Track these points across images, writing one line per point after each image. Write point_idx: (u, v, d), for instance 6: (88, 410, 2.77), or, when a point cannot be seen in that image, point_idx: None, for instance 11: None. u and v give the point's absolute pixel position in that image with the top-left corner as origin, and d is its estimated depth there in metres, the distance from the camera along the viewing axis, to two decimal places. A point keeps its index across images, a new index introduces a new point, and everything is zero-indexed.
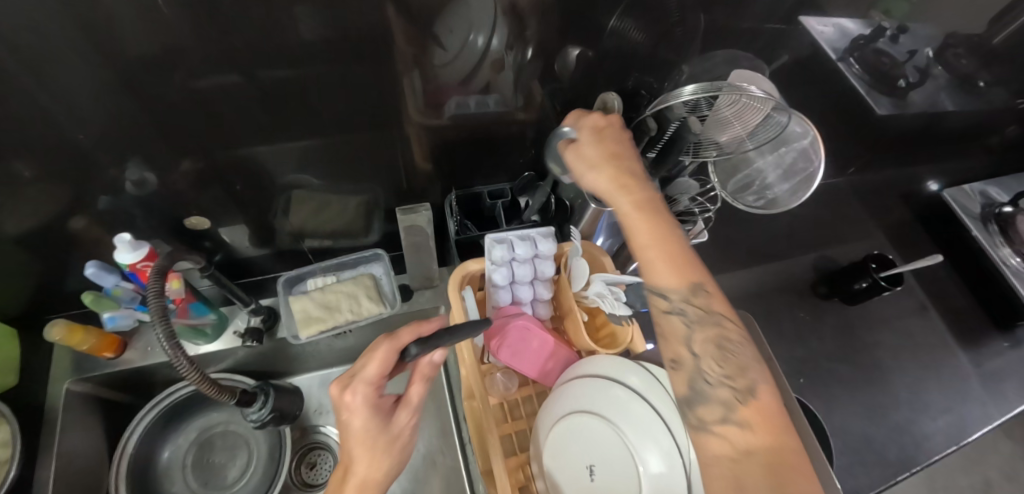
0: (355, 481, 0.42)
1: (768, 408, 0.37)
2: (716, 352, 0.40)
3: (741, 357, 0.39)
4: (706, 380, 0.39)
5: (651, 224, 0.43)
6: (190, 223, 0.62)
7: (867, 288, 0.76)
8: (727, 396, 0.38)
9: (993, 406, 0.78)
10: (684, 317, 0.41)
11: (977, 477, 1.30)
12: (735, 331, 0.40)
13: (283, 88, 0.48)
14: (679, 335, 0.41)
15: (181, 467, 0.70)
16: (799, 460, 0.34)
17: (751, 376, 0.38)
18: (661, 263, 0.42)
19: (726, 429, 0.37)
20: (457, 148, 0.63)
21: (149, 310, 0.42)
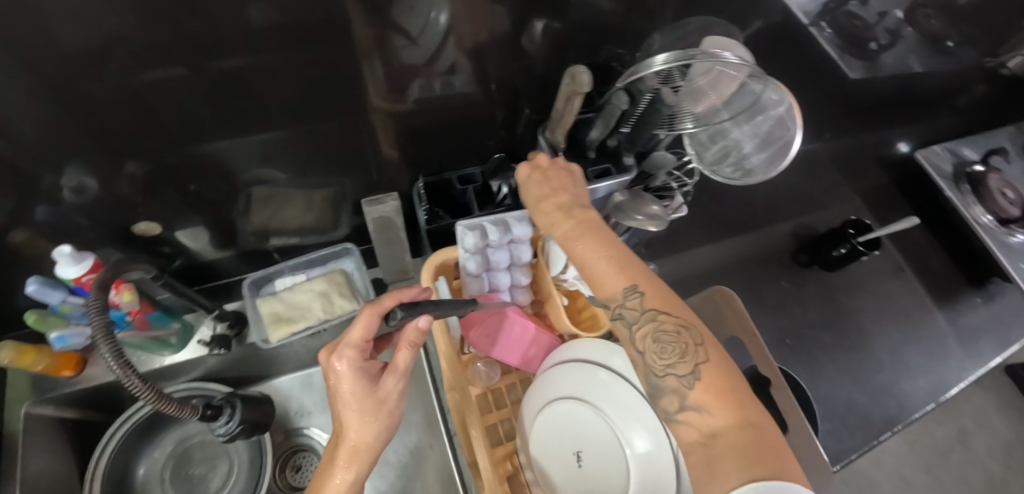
0: (347, 447, 0.40)
1: (723, 386, 0.35)
2: (654, 345, 0.39)
3: (682, 340, 0.38)
4: (655, 373, 0.38)
5: (586, 243, 0.44)
6: (139, 230, 0.58)
7: (846, 253, 0.77)
8: (676, 384, 0.37)
9: (970, 362, 0.80)
10: (622, 320, 0.41)
11: (953, 428, 1.35)
12: (672, 320, 0.39)
13: (235, 80, 0.44)
14: (625, 340, 0.40)
15: (159, 481, 0.68)
16: (763, 435, 0.33)
17: (694, 357, 0.37)
18: (599, 272, 0.42)
19: (686, 418, 0.36)
20: (423, 134, 0.60)
21: (92, 326, 0.39)
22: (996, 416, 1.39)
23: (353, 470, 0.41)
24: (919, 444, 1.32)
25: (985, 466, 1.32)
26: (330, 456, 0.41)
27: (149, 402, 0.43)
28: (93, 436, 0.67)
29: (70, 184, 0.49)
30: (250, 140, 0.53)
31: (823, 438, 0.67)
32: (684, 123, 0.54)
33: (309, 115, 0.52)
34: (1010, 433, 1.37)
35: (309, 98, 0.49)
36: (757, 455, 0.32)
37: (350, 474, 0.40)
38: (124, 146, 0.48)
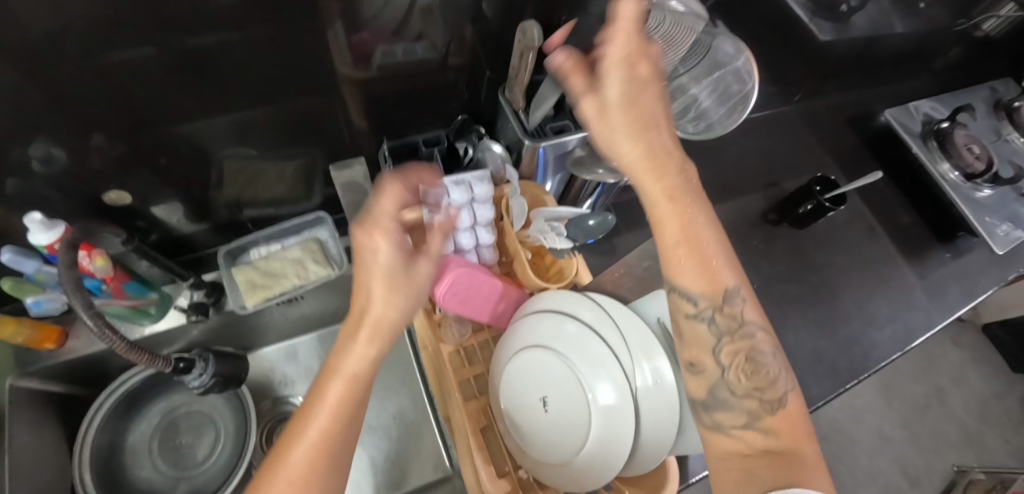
0: (371, 321, 0.39)
1: (796, 419, 0.39)
2: (745, 364, 0.41)
3: (771, 369, 0.41)
4: (731, 390, 0.40)
5: (683, 216, 0.42)
6: (109, 199, 0.57)
7: (813, 209, 0.78)
8: (752, 406, 0.40)
9: (936, 312, 0.83)
10: (711, 325, 0.41)
11: (929, 384, 1.40)
12: (766, 342, 0.42)
13: (205, 55, 0.45)
14: (704, 343, 0.41)
15: (146, 451, 0.70)
16: (816, 465, 0.37)
17: (781, 391, 0.40)
18: (692, 267, 0.42)
19: (747, 436, 0.39)
20: (389, 101, 0.61)
21: (64, 286, 0.41)
22: (969, 372, 1.44)
23: (376, 344, 0.40)
24: (897, 400, 1.37)
25: (959, 419, 1.37)
26: (349, 338, 0.39)
27: (121, 352, 0.45)
28: (78, 410, 0.68)
29: (38, 155, 0.49)
30: (222, 116, 0.54)
31: None
32: None
33: (279, 88, 0.53)
34: (983, 388, 1.42)
35: (278, 71, 0.51)
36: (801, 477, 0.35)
37: (374, 352, 0.40)
38: (97, 123, 0.49)
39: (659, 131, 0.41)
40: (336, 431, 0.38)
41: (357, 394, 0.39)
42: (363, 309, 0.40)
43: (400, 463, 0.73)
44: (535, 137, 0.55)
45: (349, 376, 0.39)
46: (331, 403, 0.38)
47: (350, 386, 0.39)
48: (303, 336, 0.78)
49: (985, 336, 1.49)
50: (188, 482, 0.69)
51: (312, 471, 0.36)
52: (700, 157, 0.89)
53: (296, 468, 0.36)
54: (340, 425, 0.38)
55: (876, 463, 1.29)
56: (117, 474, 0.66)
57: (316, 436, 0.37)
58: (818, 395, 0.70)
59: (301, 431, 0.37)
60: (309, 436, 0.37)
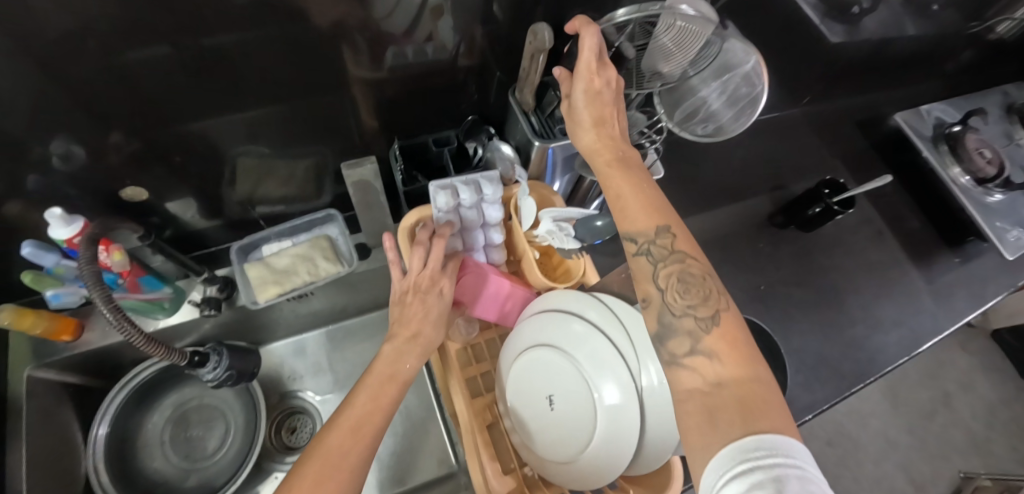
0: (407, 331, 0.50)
1: (738, 337, 0.36)
2: (679, 284, 0.39)
3: (707, 285, 0.38)
4: (672, 312, 0.38)
5: (623, 174, 0.44)
6: (126, 195, 0.59)
7: (821, 213, 0.78)
8: (692, 326, 0.37)
9: (943, 317, 0.82)
10: (649, 257, 0.40)
11: (936, 389, 1.39)
12: (698, 265, 0.39)
13: (217, 55, 0.46)
14: (645, 275, 0.40)
15: (158, 443, 0.71)
16: (766, 391, 0.33)
17: (716, 305, 0.38)
18: (632, 207, 0.42)
19: (694, 361, 0.36)
20: (400, 101, 0.61)
21: (87, 284, 0.42)
22: (978, 378, 1.43)
23: (413, 356, 0.49)
24: (903, 406, 1.36)
25: (966, 426, 1.36)
26: (391, 349, 0.49)
27: (140, 347, 0.46)
28: (93, 402, 0.69)
29: (58, 152, 0.50)
30: (235, 115, 0.55)
31: (794, 389, 0.70)
32: (651, 83, 0.57)
33: (289, 88, 0.54)
34: (991, 394, 1.41)
35: (289, 71, 0.51)
36: (756, 409, 0.31)
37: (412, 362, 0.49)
38: (115, 121, 0.50)
39: (614, 123, 0.46)
40: (371, 423, 0.44)
41: (392, 395, 0.46)
42: (403, 327, 0.50)
43: (406, 459, 0.74)
44: (544, 137, 0.56)
45: (389, 378, 0.47)
46: (367, 395, 0.45)
47: (389, 386, 0.46)
48: (311, 332, 0.80)
49: (994, 342, 1.48)
50: (198, 474, 0.71)
51: (350, 452, 0.41)
52: (707, 160, 0.89)
53: (333, 448, 0.41)
54: (375, 416, 0.44)
55: (881, 469, 1.29)
56: (130, 465, 0.68)
57: (353, 425, 0.43)
58: (823, 399, 0.70)
59: (342, 420, 0.43)
60: (349, 423, 0.43)
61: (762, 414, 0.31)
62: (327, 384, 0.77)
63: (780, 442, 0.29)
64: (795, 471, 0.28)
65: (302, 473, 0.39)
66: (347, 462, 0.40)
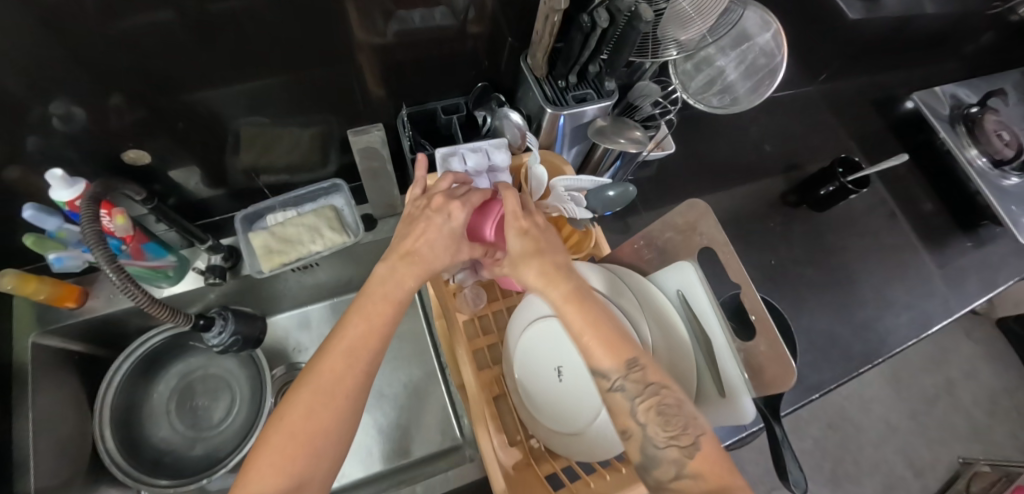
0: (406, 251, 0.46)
1: (718, 458, 0.37)
2: (658, 413, 0.39)
3: (682, 413, 0.39)
4: (655, 444, 0.38)
5: (581, 312, 0.42)
6: (128, 158, 0.57)
7: (834, 192, 0.77)
8: (676, 456, 0.38)
9: (954, 300, 0.81)
10: (625, 392, 0.40)
11: (939, 376, 1.39)
12: (673, 393, 0.39)
13: (222, 21, 0.45)
14: (624, 411, 0.39)
15: (164, 412, 0.71)
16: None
17: (694, 431, 0.38)
18: (593, 345, 0.41)
19: (681, 486, 0.37)
20: (407, 68, 0.59)
21: (91, 249, 0.41)
22: (981, 366, 1.43)
23: (411, 277, 0.44)
24: (906, 392, 1.36)
25: (968, 413, 1.37)
26: (388, 268, 0.45)
27: (142, 307, 0.45)
28: (99, 370, 0.69)
29: (58, 113, 0.48)
30: (239, 81, 0.53)
31: (802, 368, 0.70)
32: (668, 51, 0.54)
33: (295, 56, 0.52)
34: (994, 382, 1.41)
35: (294, 38, 0.50)
36: None
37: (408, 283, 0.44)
38: (116, 84, 0.48)
39: (556, 252, 0.45)
40: (366, 344, 0.41)
41: (387, 314, 0.43)
42: (403, 246, 0.46)
43: (410, 431, 0.74)
44: (555, 104, 0.54)
45: (382, 300, 0.43)
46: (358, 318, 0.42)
47: (384, 312, 0.42)
48: (316, 304, 0.79)
49: (999, 330, 1.47)
50: (204, 444, 0.71)
51: (347, 377, 0.39)
52: (720, 136, 0.87)
53: (327, 371, 0.39)
54: (370, 340, 0.41)
55: (880, 453, 1.30)
56: (136, 433, 0.68)
57: (348, 348, 0.40)
58: (831, 378, 0.70)
59: (336, 345, 0.41)
60: (344, 349, 0.40)
61: None
62: None
63: None
64: None
65: (300, 401, 0.38)
66: (345, 391, 0.39)
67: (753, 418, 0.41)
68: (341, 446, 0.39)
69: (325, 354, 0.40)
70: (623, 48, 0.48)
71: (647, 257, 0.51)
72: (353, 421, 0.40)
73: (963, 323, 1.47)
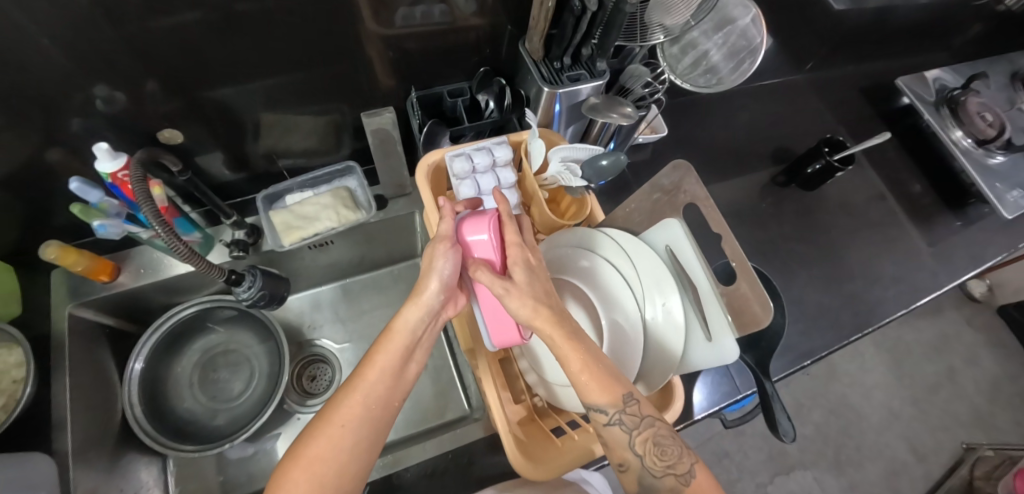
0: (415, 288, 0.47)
1: (706, 485, 0.43)
2: (655, 447, 0.44)
3: (675, 446, 0.44)
4: (652, 474, 0.44)
5: (579, 351, 0.44)
6: (163, 137, 0.62)
7: (821, 170, 0.80)
8: (673, 484, 0.43)
9: (943, 275, 0.84)
10: (622, 425, 0.44)
11: (941, 363, 1.41)
12: (665, 426, 0.45)
13: (248, 19, 0.50)
14: (621, 442, 0.44)
15: (187, 385, 0.75)
16: None
17: (689, 461, 0.44)
18: (593, 383, 0.44)
19: None
20: (415, 58, 0.64)
21: (148, 217, 0.48)
22: (982, 352, 1.44)
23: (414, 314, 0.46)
24: (907, 378, 1.38)
25: (970, 398, 1.38)
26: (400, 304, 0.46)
27: (184, 257, 0.52)
28: (127, 345, 0.74)
29: (101, 96, 0.53)
30: (261, 73, 0.58)
31: (793, 336, 0.73)
32: (654, 35, 0.58)
33: (313, 49, 0.57)
34: (996, 368, 1.42)
35: (312, 33, 0.55)
36: None
37: (413, 316, 0.46)
38: (153, 72, 0.53)
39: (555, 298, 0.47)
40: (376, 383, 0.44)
41: (396, 353, 0.45)
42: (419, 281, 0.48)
43: (419, 403, 0.77)
44: (552, 83, 0.58)
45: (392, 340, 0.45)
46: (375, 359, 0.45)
47: (391, 345, 0.45)
48: (327, 285, 0.84)
49: (1000, 318, 1.48)
50: (226, 414, 0.75)
51: (357, 413, 0.43)
52: (711, 122, 0.91)
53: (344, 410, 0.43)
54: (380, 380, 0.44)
55: (882, 438, 1.31)
56: (161, 404, 0.72)
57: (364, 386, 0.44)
58: (821, 346, 0.73)
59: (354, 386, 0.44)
60: (356, 385, 0.44)
61: None
62: (345, 333, 0.82)
63: None
64: None
65: (314, 436, 0.42)
66: (350, 423, 0.42)
67: (734, 357, 0.45)
68: (355, 476, 0.43)
69: (343, 388, 0.44)
70: (611, 31, 0.53)
71: (636, 219, 0.55)
72: (363, 454, 0.43)
73: (964, 310, 1.48)
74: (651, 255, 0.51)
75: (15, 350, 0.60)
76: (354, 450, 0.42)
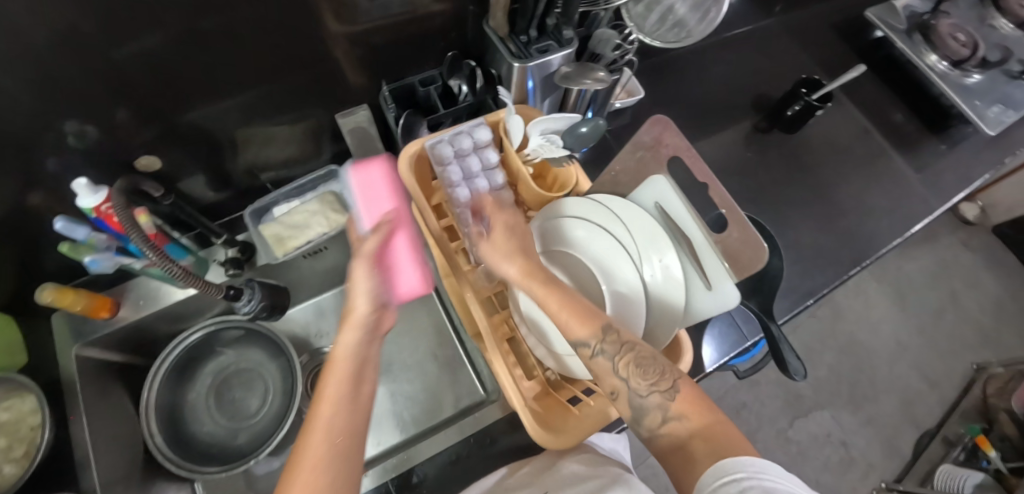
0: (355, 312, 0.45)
1: (698, 399, 0.42)
2: (634, 363, 0.44)
3: (659, 364, 0.44)
4: (640, 394, 0.43)
5: (557, 296, 0.47)
6: (141, 165, 0.61)
7: (801, 111, 0.80)
8: (660, 400, 0.42)
9: (934, 199, 0.85)
10: (606, 355, 0.44)
11: (943, 289, 1.42)
12: (645, 347, 0.45)
13: (209, 34, 0.49)
14: (607, 370, 0.44)
15: (205, 408, 0.76)
16: (728, 428, 0.40)
17: (671, 376, 0.43)
18: (568, 318, 0.46)
19: (671, 428, 0.41)
20: (383, 53, 0.63)
21: (139, 244, 0.49)
22: (982, 273, 1.45)
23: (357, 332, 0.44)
24: (911, 308, 1.39)
25: (974, 320, 1.40)
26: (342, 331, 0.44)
27: (180, 277, 0.54)
28: (139, 378, 0.74)
29: (72, 131, 0.52)
30: (231, 88, 0.57)
31: (794, 278, 0.73)
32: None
33: (280, 56, 0.56)
34: (997, 286, 1.44)
35: (276, 41, 0.54)
36: (720, 437, 0.39)
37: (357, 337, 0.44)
38: (119, 100, 0.52)
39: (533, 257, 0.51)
40: (343, 410, 0.40)
41: (356, 376, 0.42)
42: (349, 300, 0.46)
43: (436, 395, 0.78)
44: (521, 58, 0.58)
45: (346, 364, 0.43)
46: (335, 390, 0.41)
47: (340, 369, 0.42)
48: (328, 292, 0.84)
49: (996, 237, 1.49)
50: (246, 431, 0.75)
51: (332, 443, 0.38)
52: (688, 78, 0.91)
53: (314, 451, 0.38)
54: (349, 406, 0.40)
55: (894, 370, 1.33)
56: (182, 430, 0.72)
57: (337, 413, 0.40)
58: (822, 285, 0.73)
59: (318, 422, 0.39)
60: (319, 420, 0.39)
61: (732, 442, 0.38)
62: None
63: (741, 463, 0.35)
64: (767, 482, 0.33)
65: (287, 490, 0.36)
66: (325, 459, 0.37)
67: (736, 301, 0.46)
68: None
69: (306, 432, 0.39)
70: None
71: (624, 181, 0.55)
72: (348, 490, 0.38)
73: (959, 234, 1.50)
74: (642, 214, 0.51)
75: (28, 397, 0.60)
76: (332, 487, 0.37)
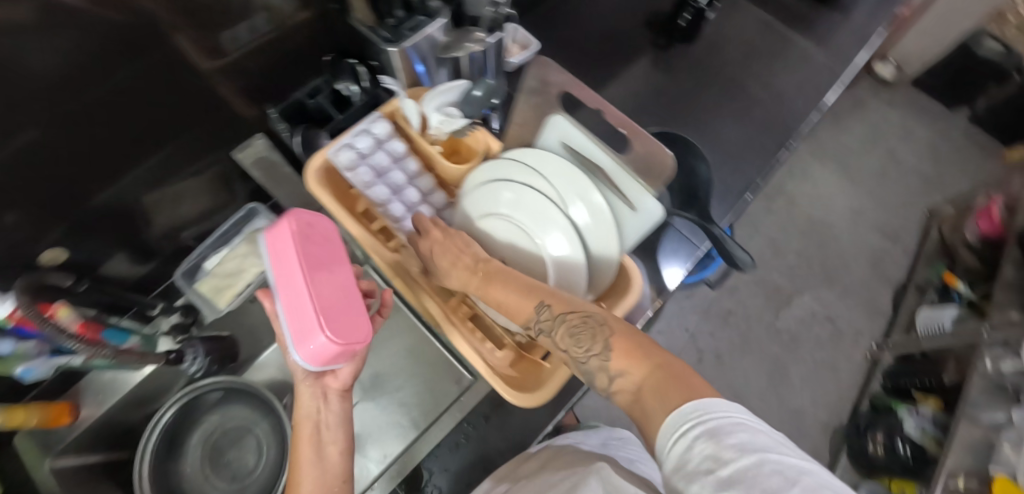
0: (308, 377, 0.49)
1: (635, 345, 0.38)
2: (573, 327, 0.41)
3: (595, 321, 0.41)
4: (583, 361, 0.40)
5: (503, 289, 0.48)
6: (45, 260, 0.55)
7: (692, 19, 0.82)
8: (599, 362, 0.39)
9: (839, 67, 0.88)
10: (550, 332, 0.43)
11: (881, 150, 1.48)
12: (579, 311, 0.42)
13: (82, 112, 0.45)
14: (555, 350, 0.43)
15: (203, 478, 0.75)
16: (671, 367, 0.36)
17: (604, 333, 0.40)
18: (513, 306, 0.46)
19: (619, 386, 0.38)
20: (263, 75, 0.61)
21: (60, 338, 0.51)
22: (912, 124, 1.52)
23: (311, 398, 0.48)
24: (858, 177, 1.45)
25: (917, 171, 1.47)
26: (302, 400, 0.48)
27: (115, 356, 0.57)
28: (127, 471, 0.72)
29: None
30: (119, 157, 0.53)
31: (728, 177, 0.76)
32: None
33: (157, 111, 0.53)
34: (929, 134, 1.51)
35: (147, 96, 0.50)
36: (664, 382, 0.34)
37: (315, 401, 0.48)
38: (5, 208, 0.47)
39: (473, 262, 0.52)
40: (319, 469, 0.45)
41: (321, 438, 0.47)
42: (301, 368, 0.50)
43: (430, 391, 0.78)
44: (396, 41, 0.57)
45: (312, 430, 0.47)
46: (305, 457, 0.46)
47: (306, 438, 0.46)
48: None
49: (917, 87, 1.55)
50: (252, 487, 0.75)
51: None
52: None
53: None
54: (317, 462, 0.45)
55: (857, 238, 1.39)
56: None
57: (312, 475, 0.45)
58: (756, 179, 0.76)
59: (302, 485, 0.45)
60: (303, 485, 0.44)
61: (670, 386, 0.34)
62: None
63: (697, 406, 0.31)
64: (719, 423, 0.30)
65: None
66: None
67: (662, 212, 0.47)
68: None
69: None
70: None
71: (529, 129, 0.55)
72: None
73: (884, 96, 1.55)
74: (555, 159, 0.52)
75: None
76: None
